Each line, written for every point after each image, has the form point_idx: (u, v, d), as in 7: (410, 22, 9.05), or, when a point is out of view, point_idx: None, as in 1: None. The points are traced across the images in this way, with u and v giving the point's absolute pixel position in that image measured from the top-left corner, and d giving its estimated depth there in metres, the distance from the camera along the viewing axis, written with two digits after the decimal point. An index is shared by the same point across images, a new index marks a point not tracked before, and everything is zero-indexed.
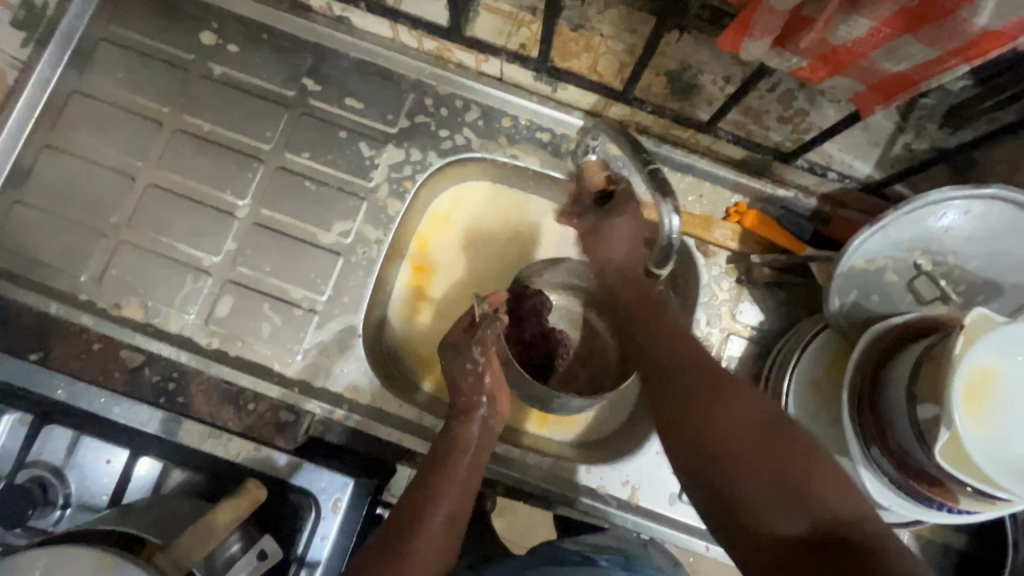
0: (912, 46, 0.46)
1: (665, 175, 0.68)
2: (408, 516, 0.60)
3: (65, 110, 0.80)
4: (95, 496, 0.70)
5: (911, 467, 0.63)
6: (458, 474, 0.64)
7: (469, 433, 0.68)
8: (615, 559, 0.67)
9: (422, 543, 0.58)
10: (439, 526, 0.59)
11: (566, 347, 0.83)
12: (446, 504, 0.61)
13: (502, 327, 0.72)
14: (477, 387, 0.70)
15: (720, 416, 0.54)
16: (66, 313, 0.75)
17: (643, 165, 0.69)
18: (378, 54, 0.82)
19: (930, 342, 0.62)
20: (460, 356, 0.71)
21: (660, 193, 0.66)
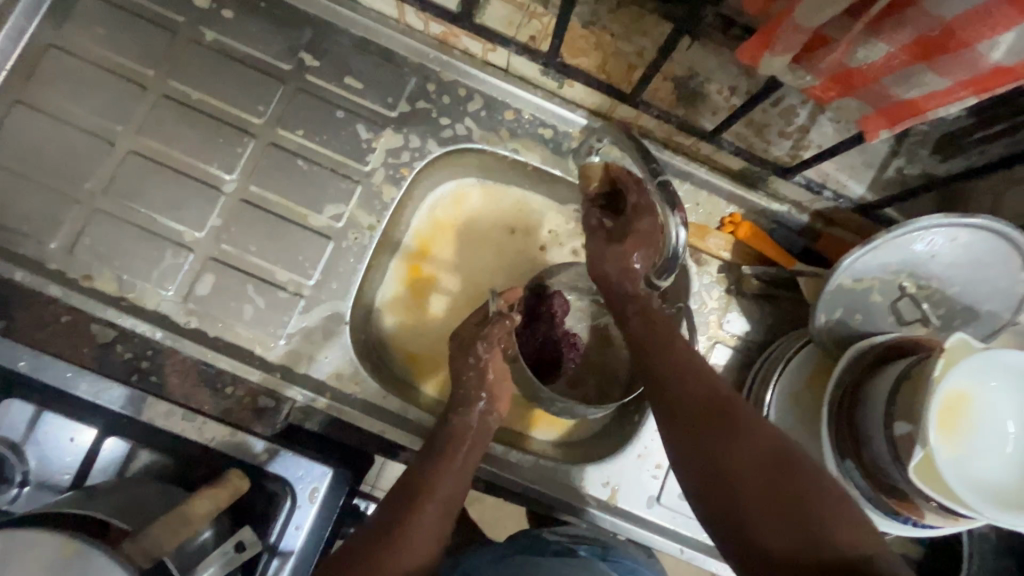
0: (926, 75, 0.47)
1: (676, 190, 0.71)
2: (404, 503, 0.62)
3: (38, 65, 0.75)
4: (55, 475, 0.69)
5: (882, 481, 0.65)
6: (454, 464, 0.66)
7: (467, 423, 0.69)
8: (593, 549, 0.68)
9: (413, 530, 0.61)
10: (431, 516, 0.62)
11: (575, 354, 0.81)
12: (439, 494, 0.64)
13: (512, 326, 0.72)
14: (478, 382, 0.71)
15: (735, 448, 0.56)
16: (32, 282, 0.71)
17: (654, 176, 0.71)
18: (381, 33, 0.79)
19: (910, 363, 0.64)
20: (463, 352, 0.72)
21: (671, 205, 0.70)
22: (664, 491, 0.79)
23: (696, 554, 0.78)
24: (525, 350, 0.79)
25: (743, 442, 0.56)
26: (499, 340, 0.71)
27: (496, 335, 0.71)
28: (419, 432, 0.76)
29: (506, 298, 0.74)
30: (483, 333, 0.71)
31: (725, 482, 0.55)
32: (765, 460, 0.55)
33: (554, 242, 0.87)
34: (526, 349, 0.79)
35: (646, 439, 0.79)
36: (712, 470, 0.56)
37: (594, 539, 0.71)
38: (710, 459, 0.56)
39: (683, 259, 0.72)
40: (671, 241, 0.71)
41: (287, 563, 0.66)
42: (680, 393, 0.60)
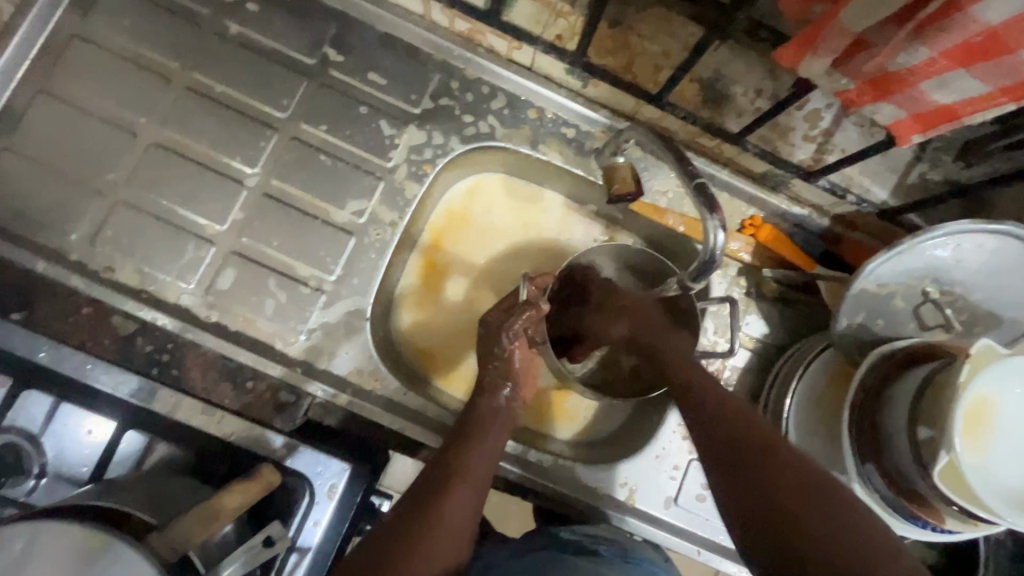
0: (964, 80, 0.47)
1: (713, 192, 0.63)
2: (432, 489, 0.62)
3: (63, 56, 0.75)
4: (75, 466, 0.69)
5: (902, 485, 0.66)
6: (482, 446, 0.66)
7: (493, 406, 0.70)
8: (613, 550, 0.68)
9: (448, 511, 0.61)
10: (465, 501, 0.62)
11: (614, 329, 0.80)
12: (465, 484, 0.63)
13: (540, 314, 0.71)
14: (497, 372, 0.72)
15: (774, 475, 0.57)
16: (54, 273, 0.70)
17: (689, 179, 0.63)
18: (406, 30, 0.79)
19: (934, 368, 0.63)
20: (489, 344, 0.72)
21: (708, 210, 0.62)
22: (681, 492, 0.79)
23: (713, 555, 0.78)
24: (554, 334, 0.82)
25: (779, 467, 0.57)
26: (524, 332, 0.71)
27: (518, 327, 0.71)
28: (439, 429, 0.76)
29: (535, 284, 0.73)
30: (506, 324, 0.71)
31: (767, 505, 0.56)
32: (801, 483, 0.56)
33: (567, 237, 0.87)
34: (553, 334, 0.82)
35: (665, 439, 0.79)
36: (754, 488, 0.57)
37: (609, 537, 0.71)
38: (758, 491, 0.57)
39: (719, 264, 0.64)
40: (709, 246, 0.62)
41: (305, 558, 0.66)
42: (718, 428, 0.62)
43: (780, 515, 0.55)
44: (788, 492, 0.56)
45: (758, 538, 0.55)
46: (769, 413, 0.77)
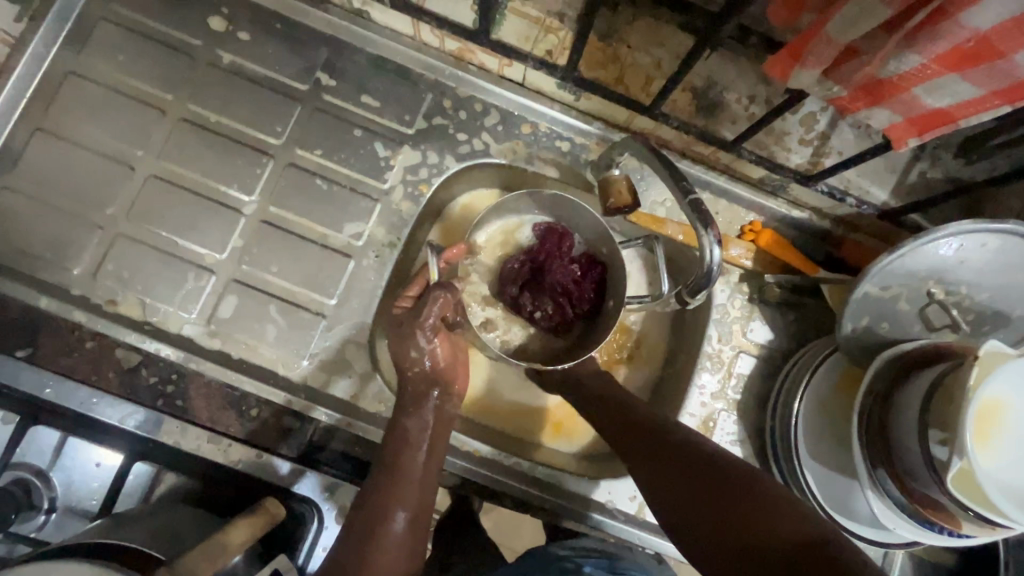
0: (958, 84, 0.47)
1: (706, 205, 0.62)
2: (363, 532, 0.61)
3: (59, 92, 0.76)
4: (84, 499, 0.71)
5: (914, 491, 0.65)
6: (413, 479, 0.65)
7: (421, 423, 0.68)
8: (599, 563, 0.64)
9: (379, 556, 0.60)
10: (399, 539, 0.62)
11: (555, 279, 0.76)
12: (404, 507, 0.63)
13: (454, 295, 0.69)
14: (425, 375, 0.70)
15: (645, 418, 0.70)
16: (57, 308, 0.71)
17: (684, 194, 0.62)
18: (397, 51, 0.80)
19: (941, 373, 0.63)
20: (403, 346, 0.70)
21: (700, 221, 0.61)
22: None
23: None
24: (503, 278, 0.78)
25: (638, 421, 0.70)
26: (439, 319, 0.69)
27: (432, 318, 0.69)
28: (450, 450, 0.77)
29: (445, 258, 0.74)
30: (420, 321, 0.69)
31: (633, 434, 0.69)
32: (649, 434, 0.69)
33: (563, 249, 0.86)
34: (495, 287, 0.80)
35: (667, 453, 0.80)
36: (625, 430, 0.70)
37: (602, 551, 0.68)
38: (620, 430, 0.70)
39: (718, 277, 0.63)
40: (705, 260, 0.61)
41: None
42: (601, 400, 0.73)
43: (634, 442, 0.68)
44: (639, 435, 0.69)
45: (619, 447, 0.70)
46: (777, 419, 0.76)
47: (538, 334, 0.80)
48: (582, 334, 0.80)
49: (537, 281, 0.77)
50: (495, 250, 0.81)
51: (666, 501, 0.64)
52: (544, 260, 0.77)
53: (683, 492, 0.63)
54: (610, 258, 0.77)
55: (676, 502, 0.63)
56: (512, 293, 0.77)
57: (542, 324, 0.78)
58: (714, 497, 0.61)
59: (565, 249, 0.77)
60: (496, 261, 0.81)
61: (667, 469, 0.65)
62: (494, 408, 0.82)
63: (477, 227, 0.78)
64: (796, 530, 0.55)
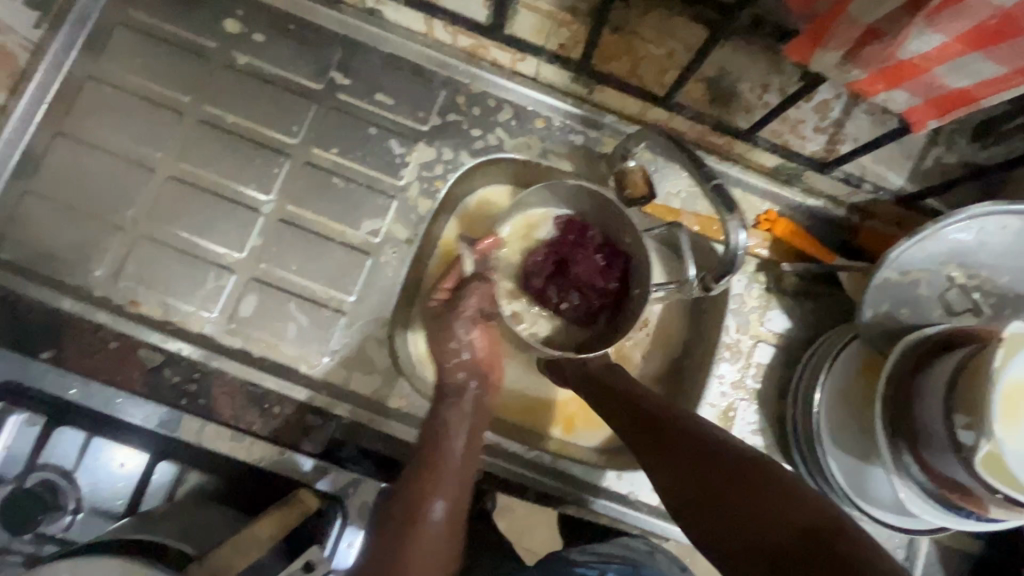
0: (980, 63, 0.47)
1: (728, 191, 0.67)
2: (402, 523, 0.60)
3: (78, 97, 0.77)
4: (109, 500, 0.71)
5: (940, 476, 0.64)
6: (450, 470, 0.64)
7: (459, 415, 0.68)
8: (623, 571, 0.64)
9: (418, 548, 0.58)
10: (438, 530, 0.60)
11: (579, 272, 0.77)
12: (443, 496, 0.62)
13: (491, 287, 0.72)
14: (463, 365, 0.70)
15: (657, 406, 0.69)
16: (81, 310, 0.72)
17: (708, 179, 0.68)
18: (410, 49, 0.80)
19: (964, 355, 0.62)
20: (442, 337, 0.70)
21: (727, 209, 0.65)
22: None
23: None
24: (527, 270, 0.79)
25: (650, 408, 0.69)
26: (478, 310, 0.71)
27: (471, 309, 0.71)
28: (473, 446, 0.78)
29: (479, 249, 0.74)
30: (459, 313, 0.70)
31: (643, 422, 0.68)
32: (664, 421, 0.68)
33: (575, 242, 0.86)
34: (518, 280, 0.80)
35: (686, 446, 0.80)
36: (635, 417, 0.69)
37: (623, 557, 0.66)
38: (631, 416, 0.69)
39: (741, 263, 0.67)
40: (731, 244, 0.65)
41: None
42: (608, 388, 0.72)
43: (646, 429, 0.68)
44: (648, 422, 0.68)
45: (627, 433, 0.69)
46: (798, 409, 0.76)
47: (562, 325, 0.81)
48: (609, 325, 0.79)
49: (562, 274, 0.78)
50: (517, 243, 0.81)
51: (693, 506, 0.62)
52: (568, 252, 0.78)
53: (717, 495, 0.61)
54: (634, 247, 0.76)
55: (711, 506, 0.61)
56: (538, 285, 0.78)
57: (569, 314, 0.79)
58: (745, 497, 0.59)
59: (588, 239, 0.78)
60: (518, 255, 0.81)
61: (684, 458, 0.64)
62: (514, 403, 0.82)
63: (501, 219, 0.78)
64: (805, 521, 0.56)
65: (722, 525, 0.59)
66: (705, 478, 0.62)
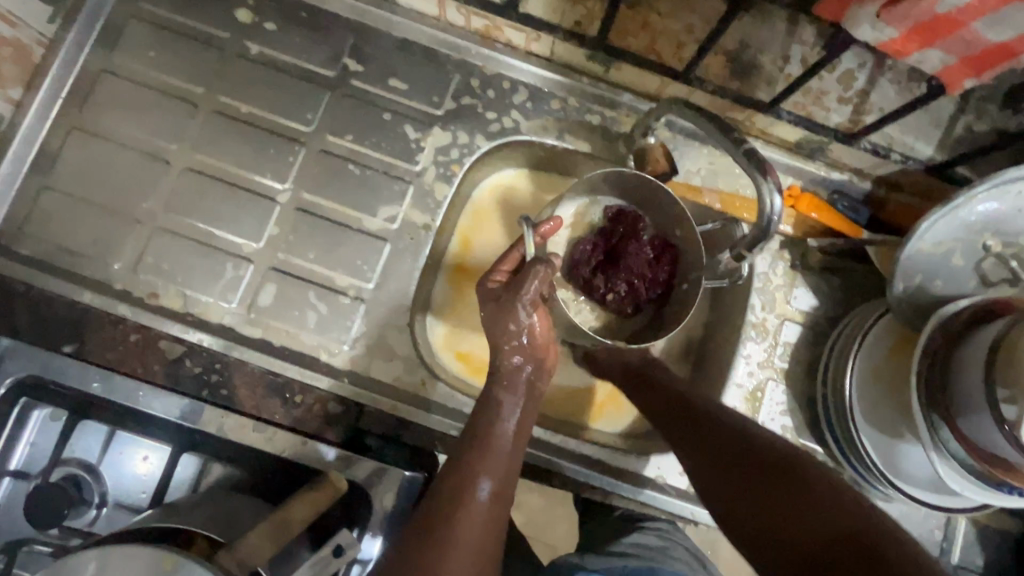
0: (1022, 13, 0.45)
1: (764, 155, 0.61)
2: (447, 501, 0.58)
3: (93, 91, 0.76)
4: (133, 494, 0.71)
5: (983, 450, 0.62)
6: (499, 453, 0.62)
7: (512, 400, 0.67)
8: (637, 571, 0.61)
9: (460, 529, 0.56)
10: (481, 513, 0.58)
11: (632, 261, 0.75)
12: (491, 477, 0.60)
13: (553, 271, 0.69)
14: (520, 350, 0.69)
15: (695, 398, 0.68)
16: (101, 303, 0.72)
17: (738, 145, 0.61)
18: (423, 33, 0.79)
19: (1005, 326, 0.60)
20: (501, 320, 0.69)
21: (761, 172, 0.61)
22: None
23: None
24: (574, 259, 0.77)
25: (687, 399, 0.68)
26: (539, 294, 0.68)
27: (532, 293, 0.68)
28: None
29: (540, 233, 0.73)
30: (520, 294, 0.68)
31: (676, 411, 0.67)
32: (704, 411, 0.66)
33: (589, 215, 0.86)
34: (565, 268, 0.79)
35: None
36: (671, 405, 0.68)
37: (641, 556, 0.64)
38: (666, 406, 0.69)
39: (776, 231, 0.62)
40: (766, 211, 0.61)
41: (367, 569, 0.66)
42: (640, 380, 0.72)
43: (681, 416, 0.67)
44: (681, 410, 0.67)
45: (660, 421, 0.69)
46: (830, 387, 0.74)
47: (611, 316, 0.80)
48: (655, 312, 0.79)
49: (612, 263, 0.76)
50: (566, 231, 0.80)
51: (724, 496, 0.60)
52: (617, 240, 0.76)
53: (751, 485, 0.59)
54: (684, 241, 0.76)
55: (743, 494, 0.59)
56: (586, 275, 0.76)
57: (614, 304, 0.77)
58: (778, 494, 0.57)
59: (641, 231, 0.77)
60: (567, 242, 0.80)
61: (723, 448, 0.63)
62: (557, 394, 0.83)
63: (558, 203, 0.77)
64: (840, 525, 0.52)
65: (751, 513, 0.58)
66: (741, 467, 0.61)
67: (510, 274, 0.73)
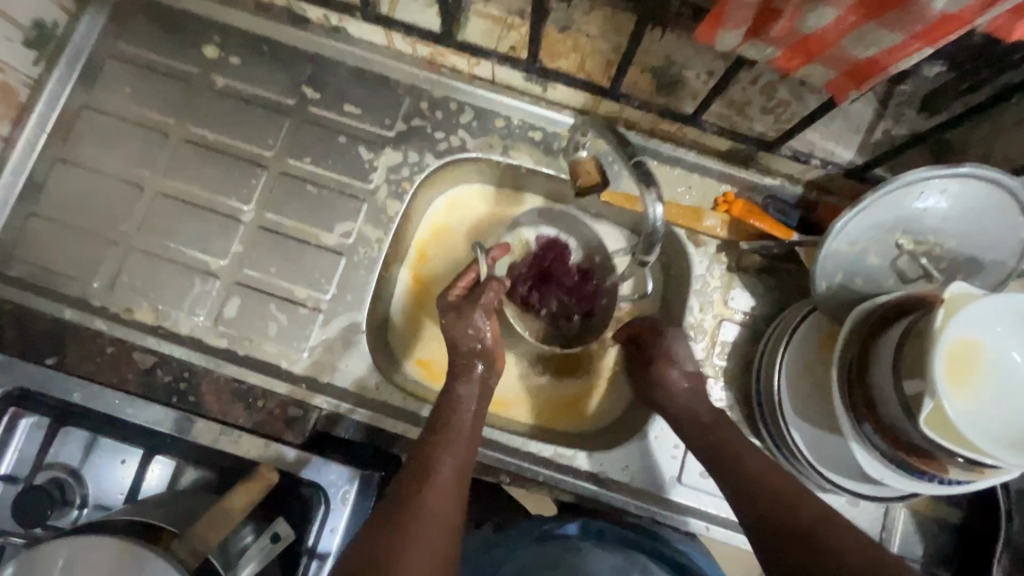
0: (878, 32, 0.49)
1: (649, 168, 0.68)
2: (415, 476, 0.64)
3: (74, 126, 0.84)
4: (112, 495, 0.77)
5: (900, 439, 0.65)
6: (458, 435, 0.68)
7: (469, 391, 0.72)
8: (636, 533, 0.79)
9: (430, 498, 0.62)
10: (447, 487, 0.64)
11: (564, 282, 0.84)
12: (453, 455, 0.66)
13: (504, 285, 0.77)
14: (479, 352, 0.74)
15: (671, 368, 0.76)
16: (81, 318, 0.78)
17: (629, 157, 0.70)
18: (374, 61, 0.85)
19: (913, 319, 0.64)
20: (458, 328, 0.74)
21: (645, 184, 0.67)
22: (685, 471, 0.81)
23: (722, 531, 0.80)
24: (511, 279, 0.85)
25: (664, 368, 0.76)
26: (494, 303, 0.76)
27: (489, 300, 0.75)
28: None
29: (491, 257, 0.79)
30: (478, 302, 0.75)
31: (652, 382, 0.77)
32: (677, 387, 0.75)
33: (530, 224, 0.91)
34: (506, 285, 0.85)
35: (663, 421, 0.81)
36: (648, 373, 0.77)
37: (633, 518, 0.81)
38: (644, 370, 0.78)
39: (662, 235, 0.68)
40: (649, 220, 0.67)
41: (326, 563, 0.72)
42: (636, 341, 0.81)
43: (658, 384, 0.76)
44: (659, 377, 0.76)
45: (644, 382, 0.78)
46: (761, 382, 0.78)
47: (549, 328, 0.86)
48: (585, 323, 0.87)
49: (546, 282, 0.84)
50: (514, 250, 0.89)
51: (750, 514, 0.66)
52: (547, 263, 0.84)
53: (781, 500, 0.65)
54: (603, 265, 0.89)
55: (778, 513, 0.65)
56: (522, 293, 0.83)
57: (548, 316, 0.85)
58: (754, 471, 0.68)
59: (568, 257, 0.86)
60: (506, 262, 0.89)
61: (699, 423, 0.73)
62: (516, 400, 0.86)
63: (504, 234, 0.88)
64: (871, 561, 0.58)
65: (785, 531, 0.63)
66: (765, 485, 0.67)
67: (465, 287, 0.78)
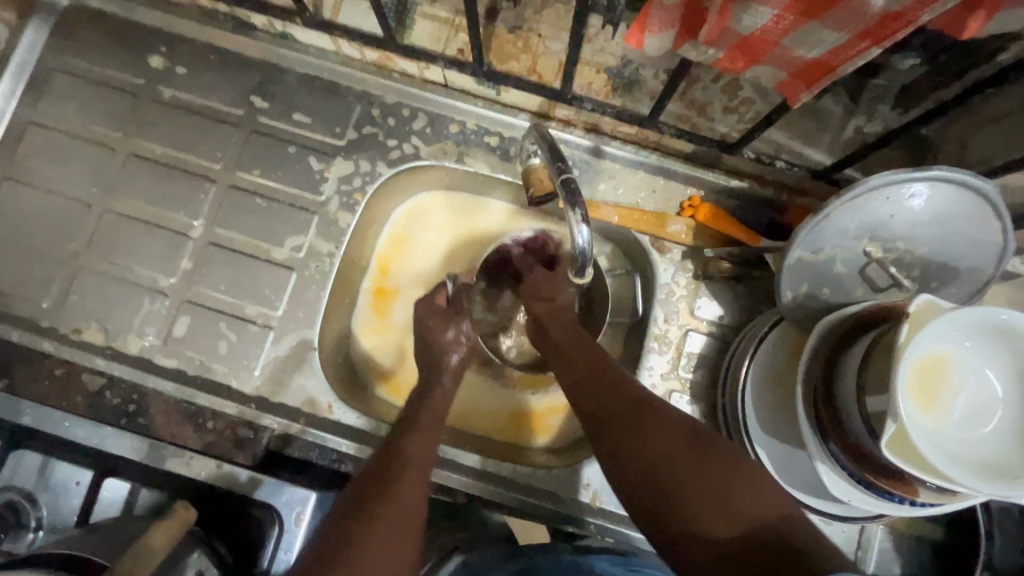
0: (820, 31, 0.45)
1: (578, 185, 0.65)
2: (379, 474, 0.57)
3: (21, 142, 0.82)
4: (64, 516, 0.75)
5: (867, 460, 0.61)
6: (425, 431, 0.63)
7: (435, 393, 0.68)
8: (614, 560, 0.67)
9: (396, 493, 0.55)
10: (414, 481, 0.57)
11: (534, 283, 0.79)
12: (421, 450, 0.60)
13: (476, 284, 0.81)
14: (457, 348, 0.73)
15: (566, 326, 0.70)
16: (29, 340, 0.77)
17: (558, 175, 0.66)
18: (323, 67, 0.82)
19: (879, 333, 0.60)
20: (432, 336, 0.73)
21: (569, 203, 0.64)
22: None
23: None
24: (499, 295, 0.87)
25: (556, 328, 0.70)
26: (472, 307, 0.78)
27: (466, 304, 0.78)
28: None
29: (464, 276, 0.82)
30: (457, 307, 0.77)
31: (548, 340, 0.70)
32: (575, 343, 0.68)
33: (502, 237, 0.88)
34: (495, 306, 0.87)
35: None
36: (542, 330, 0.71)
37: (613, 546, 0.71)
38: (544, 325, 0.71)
39: (592, 255, 0.67)
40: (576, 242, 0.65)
41: None
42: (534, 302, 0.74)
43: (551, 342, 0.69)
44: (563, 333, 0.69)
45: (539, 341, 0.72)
46: (727, 397, 0.75)
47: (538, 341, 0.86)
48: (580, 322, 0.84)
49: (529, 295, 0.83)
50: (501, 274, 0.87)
51: (635, 476, 0.56)
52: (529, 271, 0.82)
53: (661, 457, 0.56)
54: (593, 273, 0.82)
55: (661, 473, 0.55)
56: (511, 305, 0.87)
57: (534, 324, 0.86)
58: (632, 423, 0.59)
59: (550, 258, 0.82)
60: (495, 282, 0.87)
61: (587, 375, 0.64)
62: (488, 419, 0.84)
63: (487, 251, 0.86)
64: (763, 510, 0.52)
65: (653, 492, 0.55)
66: (646, 460, 0.56)
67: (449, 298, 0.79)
